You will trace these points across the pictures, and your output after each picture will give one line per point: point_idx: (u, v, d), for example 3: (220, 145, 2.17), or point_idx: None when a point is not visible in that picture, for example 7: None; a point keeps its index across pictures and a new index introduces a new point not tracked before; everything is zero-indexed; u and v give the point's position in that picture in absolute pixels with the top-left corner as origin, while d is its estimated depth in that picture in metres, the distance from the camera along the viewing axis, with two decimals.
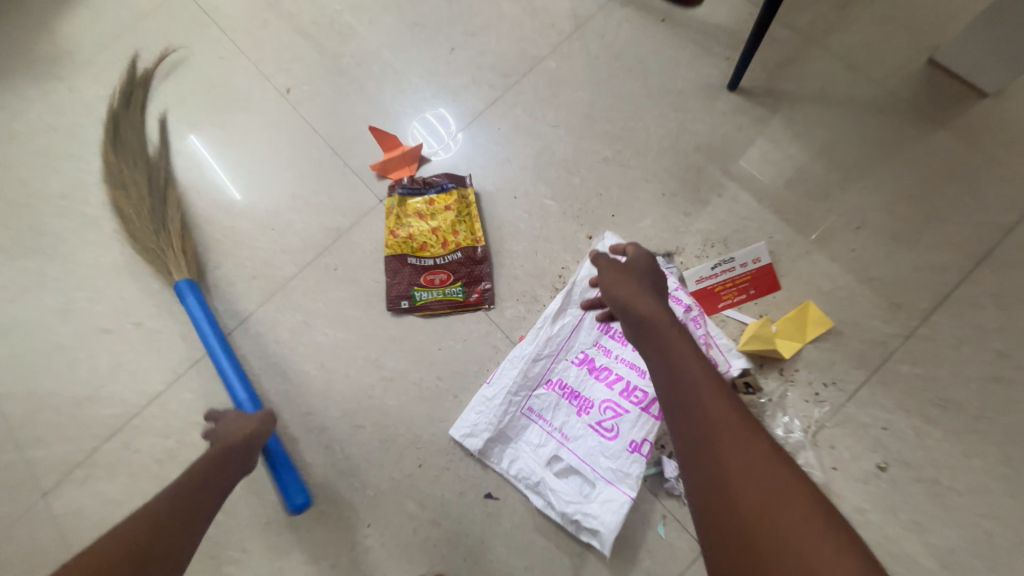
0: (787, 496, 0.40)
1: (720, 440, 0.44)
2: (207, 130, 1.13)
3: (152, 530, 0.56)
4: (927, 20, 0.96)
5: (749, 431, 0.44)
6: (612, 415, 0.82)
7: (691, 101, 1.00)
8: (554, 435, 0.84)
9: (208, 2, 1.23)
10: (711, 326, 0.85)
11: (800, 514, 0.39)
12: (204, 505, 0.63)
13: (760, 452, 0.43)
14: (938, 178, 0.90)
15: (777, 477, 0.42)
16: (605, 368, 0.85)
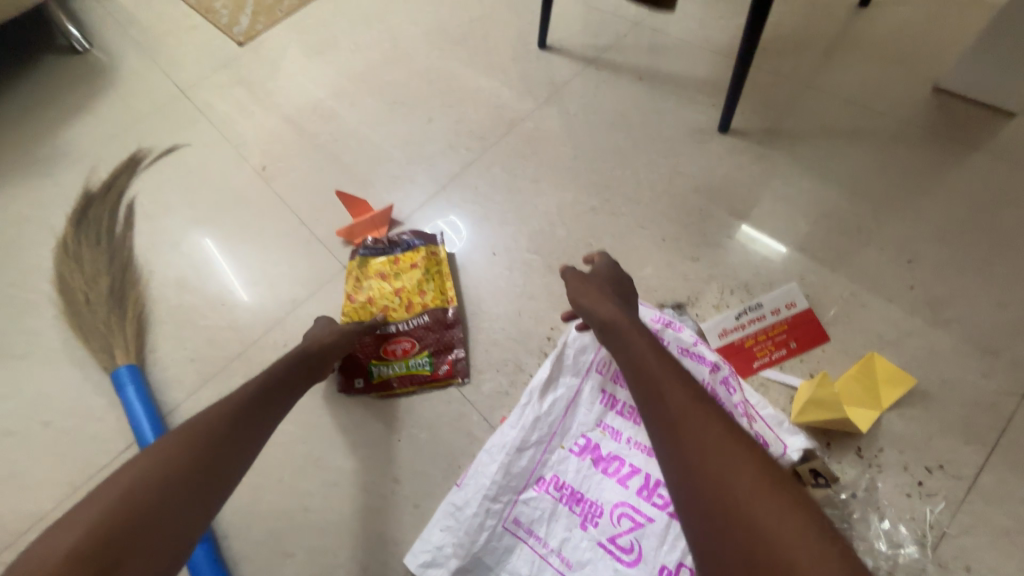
0: (751, 468, 0.38)
1: (682, 422, 0.42)
2: (178, 210, 1.09)
3: (152, 496, 0.41)
4: (919, 54, 0.92)
5: (711, 414, 0.43)
6: (630, 528, 0.57)
7: (681, 146, 0.92)
8: (550, 561, 0.59)
9: (204, 103, 1.30)
10: (749, 391, 0.64)
11: (767, 492, 0.36)
12: (233, 454, 0.48)
13: (723, 435, 0.41)
14: (988, 203, 0.76)
15: (743, 457, 0.39)
16: (615, 458, 0.62)
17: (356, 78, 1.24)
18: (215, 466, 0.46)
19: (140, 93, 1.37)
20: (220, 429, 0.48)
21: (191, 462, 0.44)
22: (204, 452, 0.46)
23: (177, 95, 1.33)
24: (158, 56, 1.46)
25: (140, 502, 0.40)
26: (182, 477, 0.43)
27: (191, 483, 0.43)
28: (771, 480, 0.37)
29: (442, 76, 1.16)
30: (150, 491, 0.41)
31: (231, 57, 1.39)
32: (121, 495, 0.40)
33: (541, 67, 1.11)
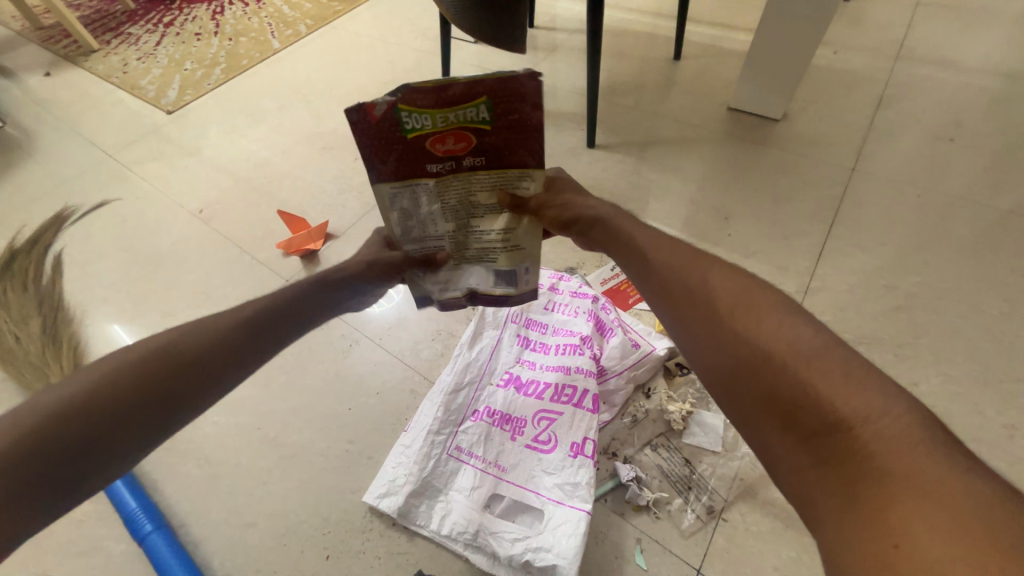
0: (772, 317, 0.40)
1: (671, 279, 0.46)
2: (112, 255, 1.14)
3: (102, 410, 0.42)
4: (714, 88, 1.29)
5: (696, 265, 0.46)
6: (547, 424, 0.71)
7: (561, 159, 1.18)
8: (488, 470, 0.69)
9: (134, 163, 1.38)
10: (625, 315, 0.84)
11: (756, 312, 0.40)
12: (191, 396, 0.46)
13: (708, 277, 0.44)
14: (772, 174, 1.07)
15: (731, 290, 0.43)
16: (532, 381, 0.76)
17: (285, 132, 1.41)
18: (163, 405, 0.44)
19: (63, 161, 1.42)
20: (184, 356, 0.46)
21: (113, 408, 0.42)
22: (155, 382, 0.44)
23: (104, 159, 1.40)
24: (81, 127, 1.53)
25: (51, 442, 0.39)
26: (89, 418, 0.41)
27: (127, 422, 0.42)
28: (781, 316, 0.40)
29: None
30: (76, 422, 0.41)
31: (160, 123, 1.51)
32: (17, 439, 0.38)
33: None
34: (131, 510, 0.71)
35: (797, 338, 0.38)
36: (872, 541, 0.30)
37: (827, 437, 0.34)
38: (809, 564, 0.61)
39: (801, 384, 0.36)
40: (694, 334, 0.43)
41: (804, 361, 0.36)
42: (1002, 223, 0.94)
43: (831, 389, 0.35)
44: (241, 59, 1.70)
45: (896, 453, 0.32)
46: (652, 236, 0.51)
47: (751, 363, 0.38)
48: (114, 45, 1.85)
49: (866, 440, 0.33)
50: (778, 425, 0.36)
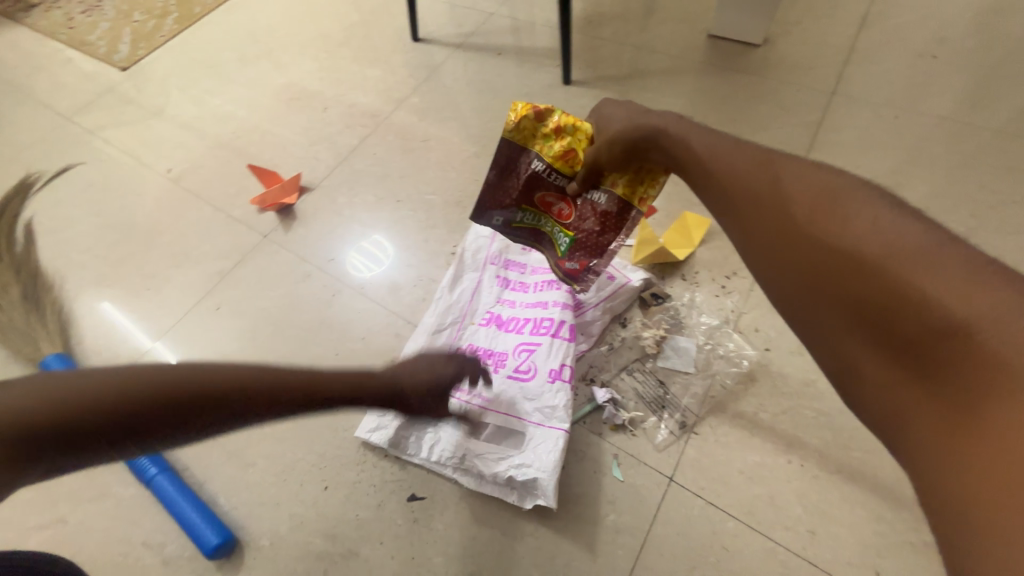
0: (866, 217, 0.35)
1: (744, 196, 0.43)
2: (84, 221, 1.12)
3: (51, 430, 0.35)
4: (694, 14, 1.24)
5: (773, 163, 0.42)
6: (527, 355, 0.74)
7: (537, 99, 1.15)
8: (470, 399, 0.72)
9: (93, 125, 1.33)
10: None
11: (846, 210, 0.36)
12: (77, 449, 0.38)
13: (795, 177, 0.40)
14: (751, 103, 1.05)
15: (814, 190, 0.38)
16: (512, 318, 0.78)
17: (250, 84, 1.35)
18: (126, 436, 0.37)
19: (18, 126, 1.36)
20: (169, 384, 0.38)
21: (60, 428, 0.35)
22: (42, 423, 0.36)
23: (61, 123, 1.34)
24: (32, 90, 1.45)
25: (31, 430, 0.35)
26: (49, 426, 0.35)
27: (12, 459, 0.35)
28: (880, 217, 0.34)
29: (332, 72, 1.32)
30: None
31: (115, 81, 1.43)
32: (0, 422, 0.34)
33: (416, 54, 1.31)
34: (133, 456, 0.74)
35: (896, 235, 0.33)
36: (970, 442, 0.28)
37: (931, 344, 0.30)
38: (772, 466, 0.66)
39: (895, 282, 0.32)
40: (771, 250, 0.40)
41: (904, 265, 0.32)
42: (978, 140, 0.94)
43: (936, 288, 0.30)
44: (194, 6, 1.58)
45: (1020, 355, 0.27)
46: (714, 140, 0.47)
47: (835, 268, 0.35)
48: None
49: (982, 344, 0.28)
50: (865, 334, 0.34)
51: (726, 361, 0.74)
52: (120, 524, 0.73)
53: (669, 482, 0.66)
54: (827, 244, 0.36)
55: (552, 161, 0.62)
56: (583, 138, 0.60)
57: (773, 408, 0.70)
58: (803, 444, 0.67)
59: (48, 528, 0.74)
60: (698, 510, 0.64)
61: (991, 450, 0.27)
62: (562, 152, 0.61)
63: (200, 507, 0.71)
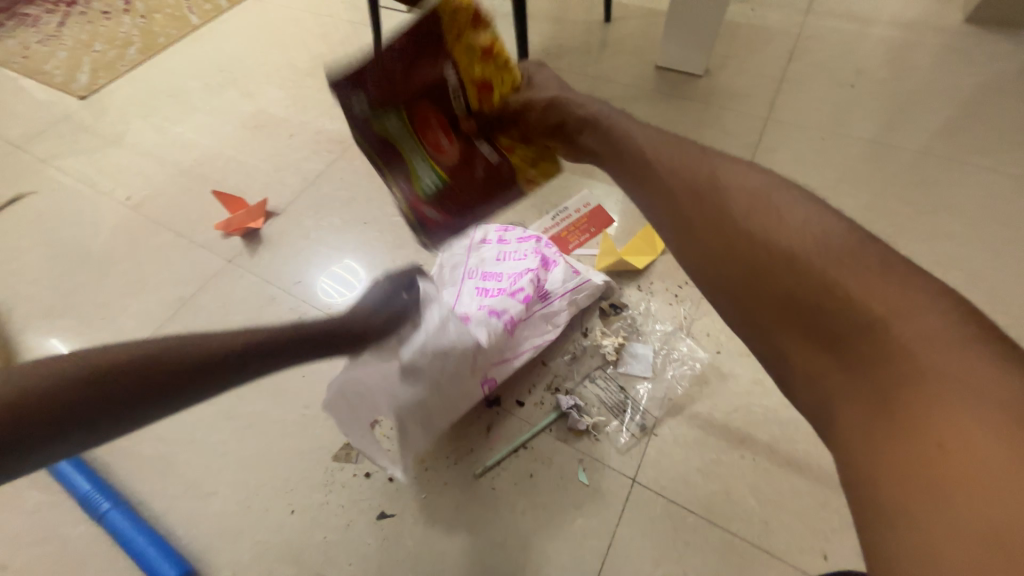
0: (792, 219, 0.37)
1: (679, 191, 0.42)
2: (35, 251, 1.08)
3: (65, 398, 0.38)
4: (643, 48, 1.34)
5: (706, 162, 0.43)
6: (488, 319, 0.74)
7: None
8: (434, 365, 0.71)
9: (46, 154, 1.30)
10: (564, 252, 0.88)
11: (778, 212, 0.37)
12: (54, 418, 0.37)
13: (731, 176, 0.41)
14: (696, 127, 1.14)
15: (749, 193, 0.39)
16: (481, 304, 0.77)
17: (215, 112, 1.36)
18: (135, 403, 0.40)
19: None
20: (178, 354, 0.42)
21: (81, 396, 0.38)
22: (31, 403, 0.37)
23: (12, 152, 1.31)
24: None
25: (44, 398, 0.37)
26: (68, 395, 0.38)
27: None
28: (803, 219, 0.37)
29: (299, 100, 1.34)
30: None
31: (72, 110, 1.41)
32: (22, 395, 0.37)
33: None
34: (85, 491, 0.72)
35: (827, 238, 0.35)
36: (893, 434, 0.30)
37: (855, 338, 0.32)
38: (727, 463, 0.70)
39: (833, 282, 0.33)
40: (704, 246, 0.40)
41: (832, 264, 0.34)
42: (893, 158, 1.05)
43: (858, 288, 0.32)
44: (157, 37, 1.59)
45: (923, 346, 0.30)
46: (644, 141, 0.47)
47: (774, 267, 0.36)
48: (9, 28, 1.69)
49: (896, 337, 0.31)
50: (794, 329, 0.35)
51: (681, 365, 0.78)
52: (66, 566, 0.69)
53: (632, 484, 0.69)
54: (761, 243, 0.37)
55: (466, 81, 0.50)
56: (507, 82, 0.52)
57: (726, 408, 0.74)
58: (754, 440, 0.71)
59: None
60: (660, 509, 0.67)
61: (910, 437, 0.29)
62: (481, 80, 0.51)
63: (156, 540, 0.68)
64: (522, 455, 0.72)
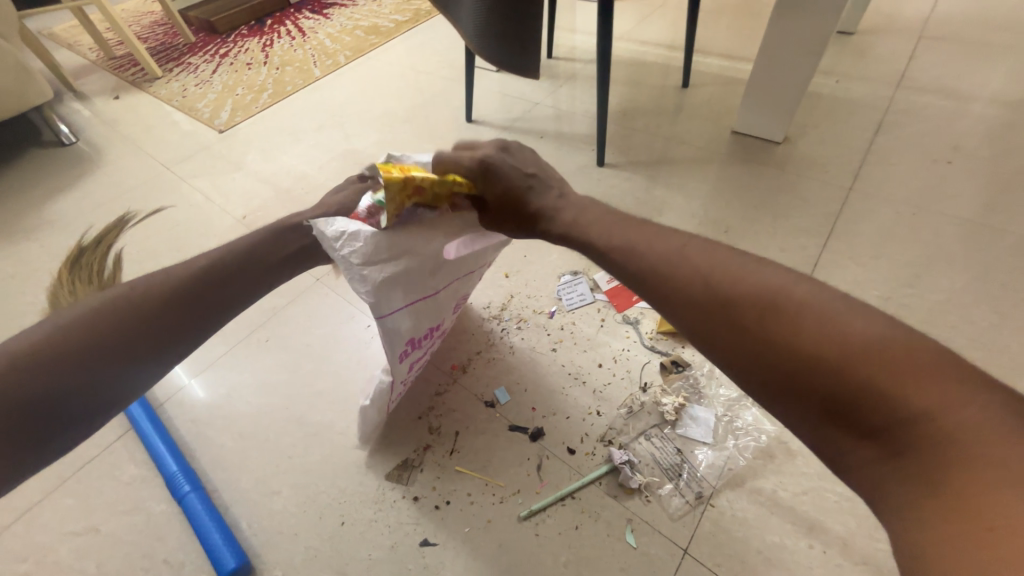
0: (812, 309, 0.36)
1: (690, 284, 0.42)
2: (166, 255, 1.28)
3: (92, 342, 0.51)
4: (718, 113, 1.38)
5: (704, 257, 0.43)
6: None
7: (571, 177, 1.27)
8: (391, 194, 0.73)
9: (185, 174, 1.54)
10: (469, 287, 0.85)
11: (793, 304, 0.37)
12: (177, 324, 0.56)
13: (730, 269, 0.41)
14: (771, 192, 1.14)
15: (758, 284, 0.39)
16: None
17: (321, 148, 1.56)
18: (147, 342, 0.54)
19: (127, 171, 1.60)
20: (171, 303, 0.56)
21: (106, 342, 0.51)
22: (160, 317, 0.55)
23: (160, 171, 1.57)
24: (143, 142, 1.72)
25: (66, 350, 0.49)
26: (95, 343, 0.51)
27: (113, 350, 0.52)
28: (823, 308, 0.36)
29: (394, 143, 1.52)
30: (48, 353, 0.48)
31: (211, 140, 1.68)
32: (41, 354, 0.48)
33: (471, 134, 1.50)
34: (172, 472, 0.80)
35: (848, 334, 0.34)
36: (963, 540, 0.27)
37: (906, 437, 0.31)
38: (792, 550, 0.64)
39: (854, 378, 0.32)
40: (723, 345, 0.40)
41: (863, 361, 0.32)
42: (994, 240, 0.97)
43: (894, 385, 0.31)
44: (286, 85, 1.88)
45: (979, 440, 0.29)
46: (635, 235, 0.49)
47: (801, 367, 0.35)
48: (175, 73, 2.07)
49: (949, 431, 0.30)
50: (841, 429, 0.34)
51: (745, 435, 0.74)
52: (146, 538, 0.76)
53: (684, 555, 0.65)
54: (787, 337, 0.36)
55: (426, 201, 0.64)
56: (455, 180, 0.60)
57: (793, 487, 0.69)
58: (824, 529, 0.65)
59: (81, 534, 0.78)
60: None
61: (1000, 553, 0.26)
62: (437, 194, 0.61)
63: (222, 529, 0.74)
64: (569, 505, 0.71)
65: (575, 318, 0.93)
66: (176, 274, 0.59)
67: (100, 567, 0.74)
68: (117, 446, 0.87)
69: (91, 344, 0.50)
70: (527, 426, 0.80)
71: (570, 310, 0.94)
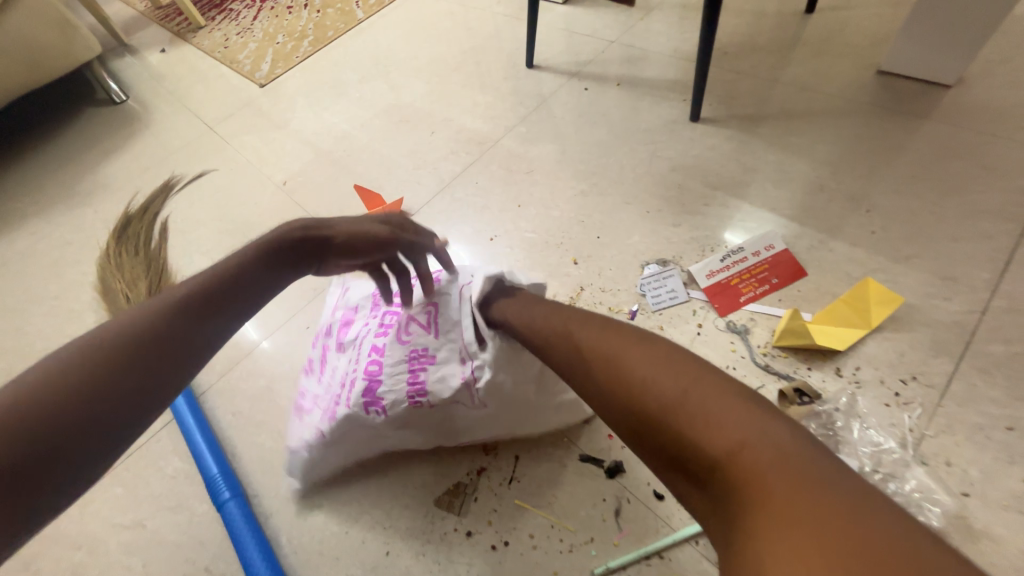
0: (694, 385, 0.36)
1: (603, 361, 0.44)
2: (209, 225, 1.21)
3: (123, 342, 0.39)
4: (858, 47, 1.05)
5: (616, 339, 0.45)
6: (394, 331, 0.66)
7: (657, 135, 1.03)
8: (451, 371, 0.61)
9: (228, 133, 1.45)
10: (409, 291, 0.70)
11: (679, 382, 0.37)
12: (207, 322, 0.45)
13: (625, 350, 0.43)
14: (933, 157, 0.85)
15: (654, 362, 0.40)
16: (386, 324, 0.68)
17: (363, 103, 1.40)
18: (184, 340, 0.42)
19: (173, 131, 1.53)
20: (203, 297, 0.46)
21: (143, 342, 0.40)
22: (189, 316, 0.44)
23: (204, 131, 1.49)
24: (188, 99, 1.64)
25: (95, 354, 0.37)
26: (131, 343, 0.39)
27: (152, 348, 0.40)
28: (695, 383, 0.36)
29: (442, 95, 1.32)
30: (68, 374, 0.35)
31: (253, 95, 1.56)
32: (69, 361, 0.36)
33: (531, 83, 1.27)
34: (212, 475, 0.74)
35: (714, 410, 0.34)
36: None
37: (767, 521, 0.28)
38: None
39: (718, 458, 0.32)
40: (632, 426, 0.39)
41: (720, 440, 0.32)
42: None
43: (748, 467, 0.30)
44: (327, 30, 1.70)
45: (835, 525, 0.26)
46: (554, 318, 0.53)
47: (684, 449, 0.34)
48: (218, 21, 1.95)
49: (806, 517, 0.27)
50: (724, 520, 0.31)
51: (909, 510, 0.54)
52: (188, 542, 0.72)
53: None
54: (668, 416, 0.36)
55: None
56: None
57: None
58: None
59: (128, 529, 0.75)
60: None
61: None
62: None
63: (263, 545, 0.67)
64: (655, 568, 0.58)
65: (663, 322, 0.76)
66: (190, 281, 0.47)
67: (145, 568, 0.71)
68: (160, 437, 0.83)
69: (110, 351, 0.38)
70: (603, 458, 0.66)
71: (657, 312, 0.77)
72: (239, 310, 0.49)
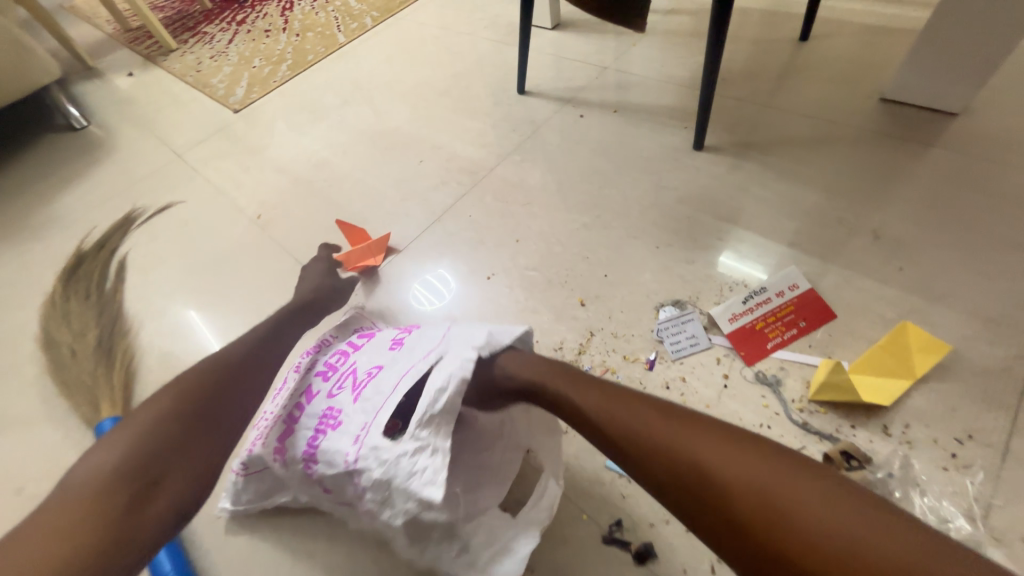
0: (839, 516, 0.29)
1: (701, 479, 0.34)
2: (172, 263, 1.10)
3: (156, 433, 0.43)
4: (858, 74, 1.03)
5: (702, 439, 0.36)
6: (349, 384, 0.53)
7: (661, 164, 0.98)
8: (343, 449, 0.47)
9: (197, 162, 1.35)
10: (377, 336, 0.60)
11: (821, 515, 0.30)
12: (213, 417, 0.47)
13: (728, 462, 0.34)
14: (953, 187, 0.82)
15: (774, 485, 0.32)
16: (340, 374, 0.56)
17: (345, 129, 1.32)
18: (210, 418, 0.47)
19: (136, 159, 1.42)
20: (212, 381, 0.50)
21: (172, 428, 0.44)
22: (182, 415, 0.45)
23: (171, 159, 1.38)
24: (155, 125, 1.54)
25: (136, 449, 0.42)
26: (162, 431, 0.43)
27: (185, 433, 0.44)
28: (842, 516, 0.29)
29: (430, 122, 1.26)
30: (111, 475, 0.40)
31: (226, 121, 1.47)
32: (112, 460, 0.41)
33: (523, 109, 1.22)
34: (165, 575, 0.60)
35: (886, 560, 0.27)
36: None
37: None
38: None
39: None
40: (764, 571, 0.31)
41: None
42: None
43: None
44: (307, 54, 1.63)
45: None
46: (597, 399, 0.42)
47: None
48: (191, 45, 1.87)
49: None
50: None
51: None
52: None
53: None
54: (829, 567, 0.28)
55: None
56: None
57: None
58: None
59: None
60: None
61: None
62: None
63: None
64: None
65: (686, 372, 0.68)
66: (197, 371, 0.52)
67: None
68: None
69: (99, 479, 0.39)
70: (631, 539, 0.57)
71: (678, 360, 0.70)
72: (247, 386, 0.53)
